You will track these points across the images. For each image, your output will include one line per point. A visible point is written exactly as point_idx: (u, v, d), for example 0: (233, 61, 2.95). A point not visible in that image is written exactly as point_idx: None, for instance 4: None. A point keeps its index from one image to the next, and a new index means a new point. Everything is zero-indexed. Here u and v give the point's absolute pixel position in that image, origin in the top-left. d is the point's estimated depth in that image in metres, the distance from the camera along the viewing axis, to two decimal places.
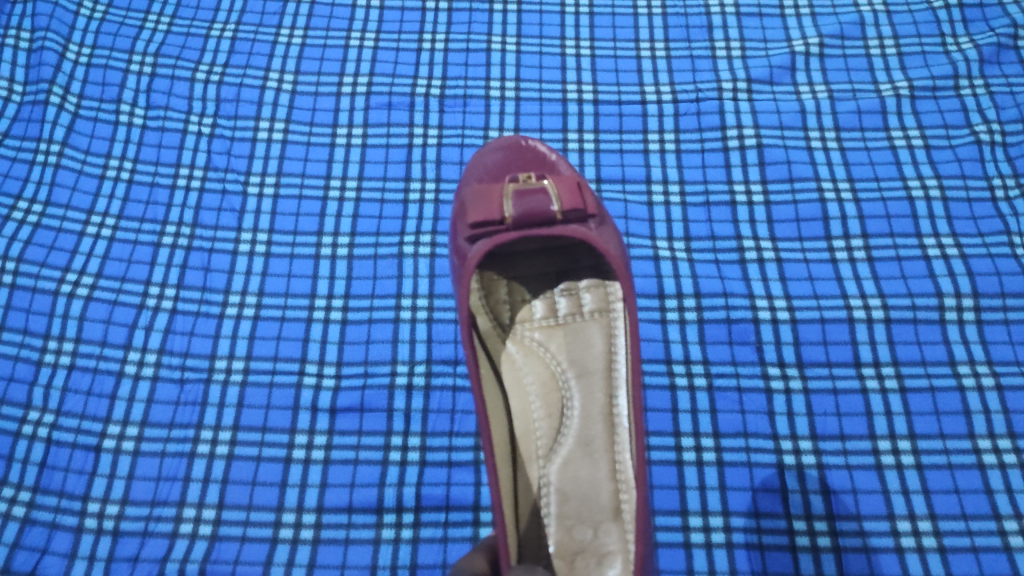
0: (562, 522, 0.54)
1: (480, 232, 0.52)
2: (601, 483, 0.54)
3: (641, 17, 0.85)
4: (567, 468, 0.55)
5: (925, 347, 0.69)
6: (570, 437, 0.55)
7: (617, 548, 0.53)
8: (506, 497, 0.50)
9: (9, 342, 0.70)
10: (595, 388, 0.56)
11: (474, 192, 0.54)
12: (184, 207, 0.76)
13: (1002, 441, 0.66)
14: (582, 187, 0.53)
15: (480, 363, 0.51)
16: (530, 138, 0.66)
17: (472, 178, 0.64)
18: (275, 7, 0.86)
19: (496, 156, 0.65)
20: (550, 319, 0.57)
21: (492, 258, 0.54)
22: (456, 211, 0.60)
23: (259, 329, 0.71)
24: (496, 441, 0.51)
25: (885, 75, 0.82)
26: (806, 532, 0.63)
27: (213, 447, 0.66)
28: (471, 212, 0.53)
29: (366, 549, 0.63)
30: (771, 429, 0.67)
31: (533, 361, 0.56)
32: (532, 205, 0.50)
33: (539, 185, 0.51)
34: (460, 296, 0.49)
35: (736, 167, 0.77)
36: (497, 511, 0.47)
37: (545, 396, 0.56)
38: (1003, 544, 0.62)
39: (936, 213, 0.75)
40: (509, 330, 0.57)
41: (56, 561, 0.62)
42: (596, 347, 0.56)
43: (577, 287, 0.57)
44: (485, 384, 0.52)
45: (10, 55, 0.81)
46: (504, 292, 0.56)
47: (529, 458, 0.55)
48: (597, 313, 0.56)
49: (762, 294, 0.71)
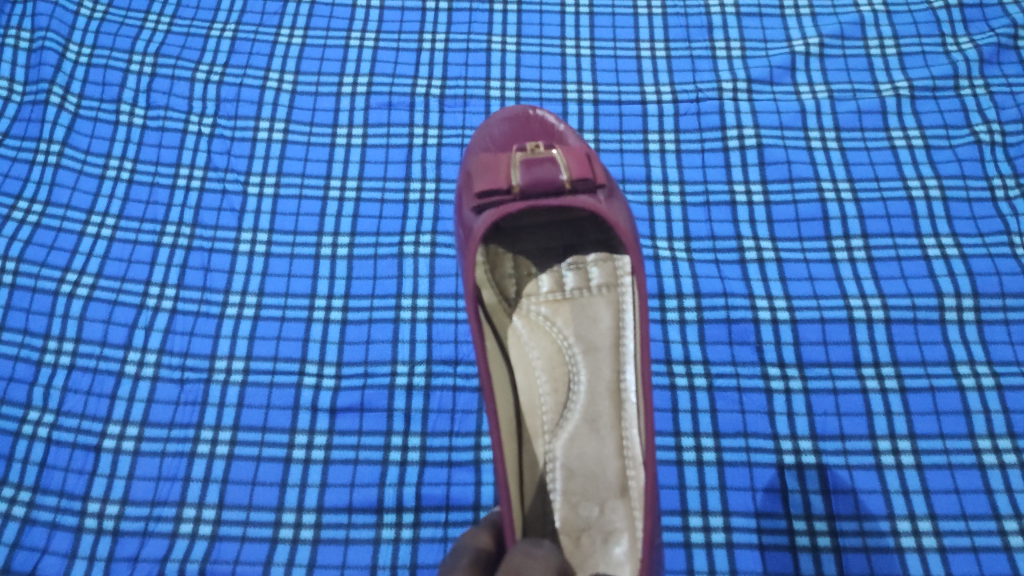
0: (568, 498, 0.53)
1: (487, 202, 0.53)
2: (607, 459, 0.54)
3: (641, 17, 0.85)
4: (573, 444, 0.54)
5: (925, 347, 0.69)
6: (577, 413, 0.55)
7: (624, 526, 0.52)
8: (510, 472, 0.50)
9: (9, 342, 0.70)
10: (602, 364, 0.56)
11: (481, 162, 0.55)
12: (184, 207, 0.76)
13: (1003, 442, 0.66)
14: (589, 158, 0.54)
15: (486, 336, 0.51)
16: (537, 109, 0.66)
17: (478, 149, 0.64)
18: (275, 7, 0.86)
19: (503, 127, 0.65)
20: (557, 294, 0.57)
21: (497, 232, 0.55)
22: (462, 182, 0.60)
23: (259, 330, 0.71)
24: (502, 415, 0.51)
25: (885, 75, 0.82)
26: (806, 532, 0.63)
27: (213, 447, 0.67)
28: (478, 181, 0.53)
29: (366, 549, 0.63)
30: (771, 429, 0.67)
31: (540, 336, 0.57)
32: (540, 173, 0.51)
33: (547, 155, 0.52)
34: (466, 269, 0.50)
35: (736, 167, 0.77)
36: (501, 482, 0.46)
37: (551, 372, 0.56)
38: (1003, 544, 0.62)
39: (936, 213, 0.75)
40: (516, 305, 0.57)
41: (56, 561, 0.63)
42: (603, 323, 0.56)
43: (584, 261, 0.57)
44: (491, 356, 0.52)
45: (10, 55, 0.81)
46: (510, 266, 0.57)
47: (535, 434, 0.55)
48: (604, 288, 0.57)
49: (762, 294, 0.71)
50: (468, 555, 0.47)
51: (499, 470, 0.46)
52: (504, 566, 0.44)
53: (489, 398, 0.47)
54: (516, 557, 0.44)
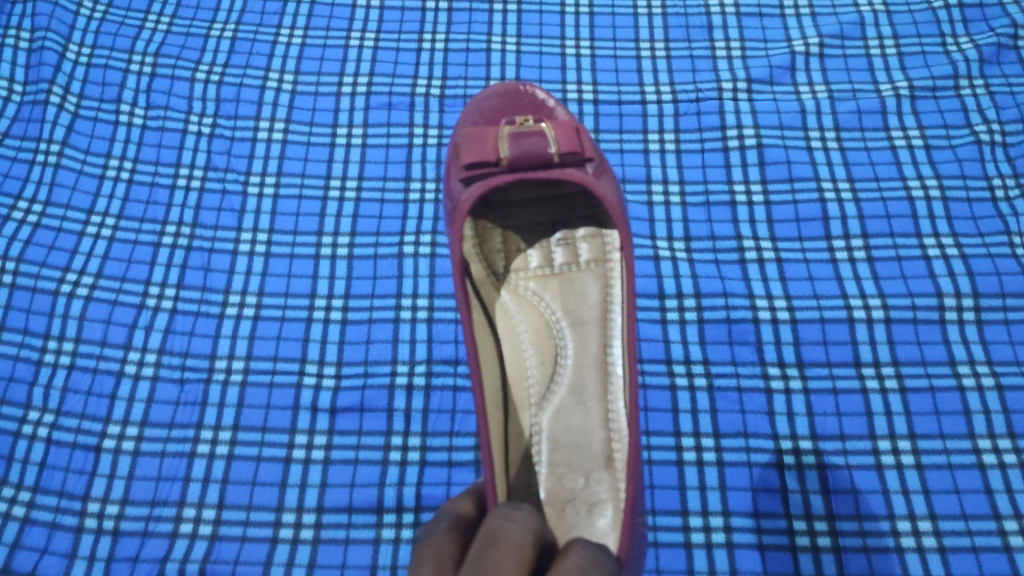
0: (553, 469, 0.53)
1: (475, 174, 0.52)
2: (593, 432, 0.54)
3: (641, 17, 0.85)
4: (560, 416, 0.55)
5: (925, 347, 0.69)
6: (563, 385, 0.55)
7: (608, 497, 0.52)
8: (495, 440, 0.50)
9: (9, 342, 0.70)
10: (590, 337, 0.56)
11: (469, 134, 0.54)
12: (184, 207, 0.76)
13: (1002, 442, 0.66)
14: (579, 131, 0.54)
15: (473, 307, 0.51)
16: (527, 85, 0.66)
17: (468, 122, 0.65)
18: (275, 7, 0.86)
19: (493, 101, 0.65)
20: (546, 269, 0.57)
21: (487, 207, 0.55)
22: (450, 155, 0.60)
23: (259, 330, 0.71)
24: (487, 383, 0.50)
25: (885, 75, 0.82)
26: (806, 532, 0.63)
27: (213, 447, 0.67)
28: (466, 152, 0.53)
29: (366, 549, 0.63)
30: (771, 429, 0.67)
31: (528, 310, 0.57)
32: (529, 146, 0.50)
33: (536, 128, 0.52)
34: (454, 243, 0.50)
35: (736, 167, 0.77)
36: (485, 447, 0.46)
37: (539, 345, 0.56)
38: (1003, 544, 0.62)
39: (936, 213, 0.75)
40: (504, 280, 0.57)
41: (56, 561, 0.63)
42: (591, 297, 0.57)
43: (573, 237, 0.57)
44: (477, 326, 0.52)
45: (10, 55, 0.81)
46: (499, 241, 0.57)
47: (522, 406, 0.55)
48: (593, 263, 0.57)
49: (762, 294, 0.71)
50: (448, 521, 0.47)
51: (482, 432, 0.46)
52: (483, 530, 0.43)
53: (475, 363, 0.47)
54: (495, 520, 0.43)
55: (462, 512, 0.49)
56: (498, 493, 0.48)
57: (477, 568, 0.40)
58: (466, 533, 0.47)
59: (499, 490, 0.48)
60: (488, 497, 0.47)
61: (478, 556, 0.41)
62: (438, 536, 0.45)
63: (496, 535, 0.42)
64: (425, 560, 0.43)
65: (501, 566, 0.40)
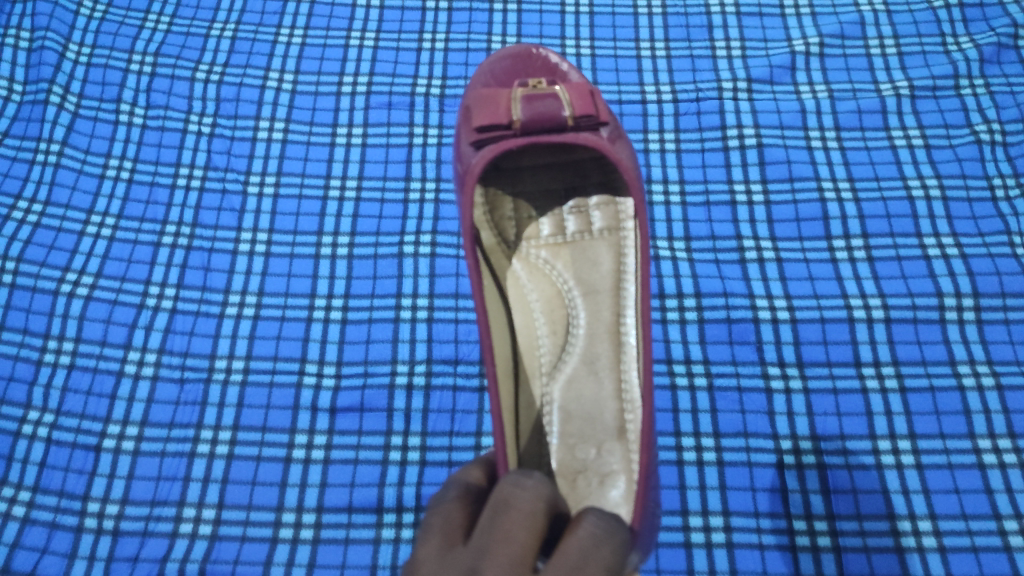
0: (565, 440, 0.53)
1: (487, 137, 0.52)
2: (605, 402, 0.54)
3: (641, 17, 0.85)
4: (571, 386, 0.55)
5: (925, 347, 0.69)
6: (575, 355, 0.55)
7: (620, 468, 0.51)
8: (506, 408, 0.50)
9: (9, 342, 0.70)
10: (603, 307, 0.56)
11: (480, 96, 0.54)
12: (183, 207, 0.76)
13: (1002, 441, 0.66)
14: (594, 95, 0.54)
15: (483, 275, 0.51)
16: (539, 48, 0.66)
17: (479, 85, 0.64)
18: (275, 7, 0.86)
19: (504, 64, 0.65)
20: (557, 238, 0.57)
21: (496, 172, 0.54)
22: (460, 118, 0.60)
23: (259, 329, 0.71)
24: (498, 351, 0.50)
25: (886, 75, 0.82)
26: (807, 532, 0.63)
27: (213, 447, 0.66)
28: (478, 115, 0.53)
29: (365, 549, 0.63)
30: (771, 429, 0.67)
31: (539, 279, 0.57)
32: (542, 109, 0.50)
33: (550, 91, 0.51)
34: (465, 209, 0.50)
35: (736, 167, 0.77)
36: (497, 422, 0.46)
37: (550, 314, 0.56)
38: (1003, 544, 0.62)
39: (937, 213, 0.75)
40: (515, 249, 0.57)
41: (56, 561, 0.62)
42: (604, 266, 0.57)
43: (586, 205, 0.57)
44: (488, 296, 0.51)
45: (10, 54, 0.81)
46: (510, 209, 0.56)
47: (533, 375, 0.55)
48: (606, 231, 0.57)
49: (762, 294, 0.71)
50: (458, 490, 0.47)
51: (494, 402, 0.46)
52: (494, 497, 0.43)
53: (486, 330, 0.47)
54: (506, 488, 0.43)
55: (472, 480, 0.49)
56: (508, 462, 0.48)
57: (488, 540, 0.41)
58: (476, 501, 0.47)
59: (510, 459, 0.48)
60: (500, 465, 0.47)
61: (489, 525, 0.41)
62: (448, 504, 0.46)
63: (507, 503, 0.42)
64: (434, 530, 0.43)
65: (511, 536, 0.41)
